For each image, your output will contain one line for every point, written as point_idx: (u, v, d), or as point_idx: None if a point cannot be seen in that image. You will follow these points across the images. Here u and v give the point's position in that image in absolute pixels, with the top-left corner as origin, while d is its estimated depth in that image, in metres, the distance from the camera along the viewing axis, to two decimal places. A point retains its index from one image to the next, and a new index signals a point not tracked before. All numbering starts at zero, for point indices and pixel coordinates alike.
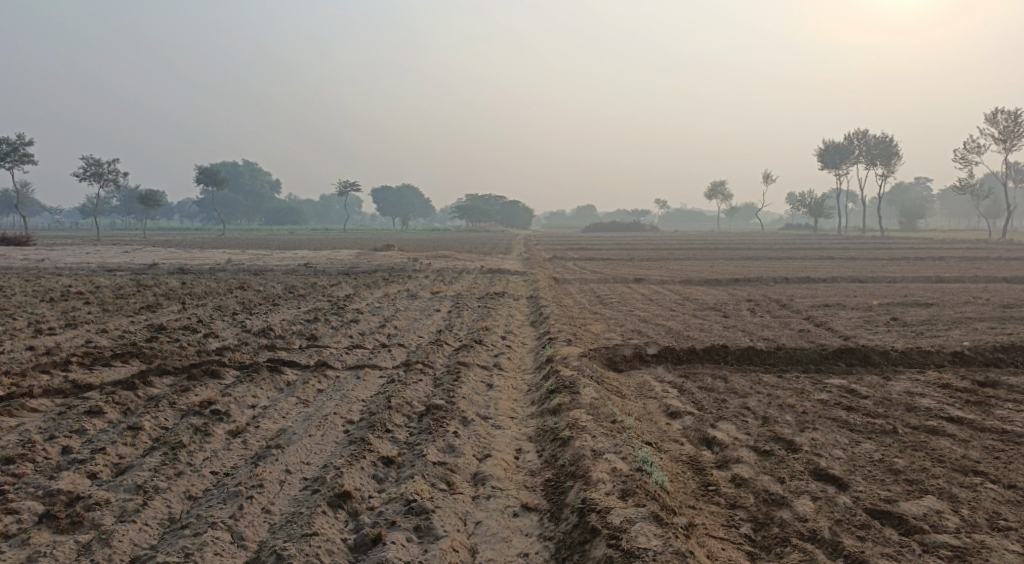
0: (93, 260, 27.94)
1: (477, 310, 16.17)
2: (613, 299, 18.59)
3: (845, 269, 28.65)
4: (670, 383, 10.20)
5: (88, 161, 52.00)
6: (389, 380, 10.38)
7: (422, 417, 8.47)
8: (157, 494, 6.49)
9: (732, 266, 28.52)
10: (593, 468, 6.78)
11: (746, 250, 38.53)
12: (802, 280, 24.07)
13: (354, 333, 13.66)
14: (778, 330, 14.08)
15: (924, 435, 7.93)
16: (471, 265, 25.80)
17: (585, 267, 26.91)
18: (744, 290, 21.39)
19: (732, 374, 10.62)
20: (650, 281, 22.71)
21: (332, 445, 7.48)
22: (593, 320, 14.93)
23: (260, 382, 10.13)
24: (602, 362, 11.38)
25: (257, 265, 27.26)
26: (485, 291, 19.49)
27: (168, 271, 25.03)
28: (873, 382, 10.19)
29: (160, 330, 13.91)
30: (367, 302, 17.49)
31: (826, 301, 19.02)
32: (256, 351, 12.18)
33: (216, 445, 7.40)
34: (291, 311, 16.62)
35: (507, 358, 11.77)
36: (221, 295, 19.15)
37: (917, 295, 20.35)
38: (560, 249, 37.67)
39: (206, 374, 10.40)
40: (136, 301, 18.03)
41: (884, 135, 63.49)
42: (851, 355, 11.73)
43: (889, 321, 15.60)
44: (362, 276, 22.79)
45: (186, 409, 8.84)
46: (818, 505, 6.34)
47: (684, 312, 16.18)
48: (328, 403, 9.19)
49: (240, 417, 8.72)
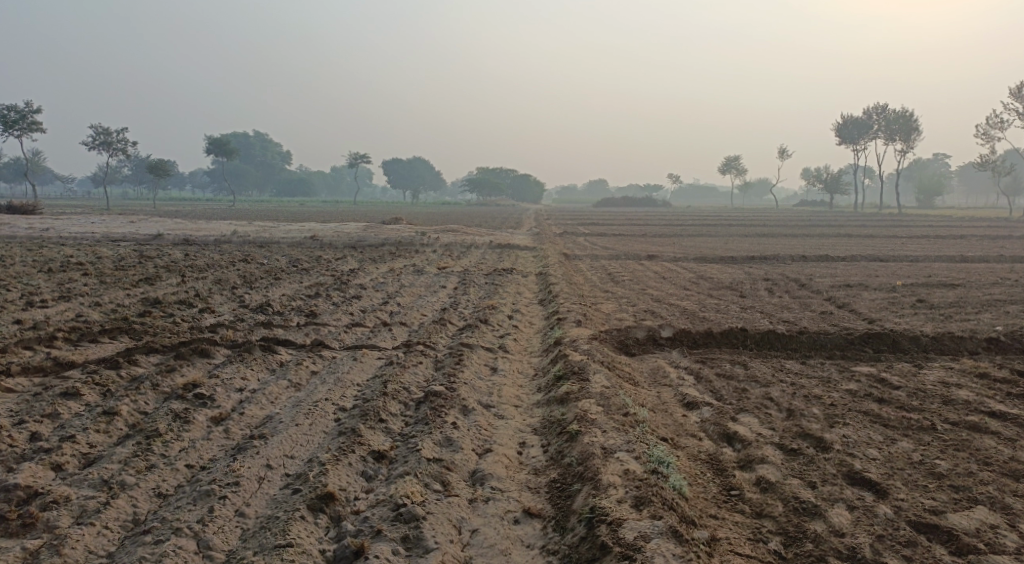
0: (98, 229, 27.40)
1: (485, 286, 15.55)
2: (625, 276, 17.93)
3: (864, 247, 27.85)
4: (686, 370, 9.55)
5: (97, 130, 51.47)
6: (387, 362, 9.77)
7: (419, 405, 7.87)
8: (123, 492, 5.96)
9: (748, 243, 27.80)
10: (604, 470, 6.17)
11: (763, 227, 37.73)
12: (821, 258, 23.32)
13: (355, 310, 13.06)
14: (799, 312, 13.39)
15: (967, 433, 7.27)
16: (480, 239, 25.11)
17: (597, 242, 26.19)
18: (761, 268, 20.67)
19: (752, 360, 9.97)
20: (664, 258, 21.99)
21: (321, 436, 6.89)
22: (604, 299, 14.27)
23: (250, 363, 9.54)
24: (613, 345, 10.75)
25: (262, 237, 26.63)
26: (493, 267, 18.85)
27: (172, 243, 24.46)
28: (904, 371, 9.53)
29: (154, 304, 13.33)
30: (372, 277, 16.87)
31: (846, 281, 18.30)
32: (251, 329, 11.60)
33: (195, 434, 6.80)
34: (292, 286, 15.99)
35: (513, 340, 11.15)
36: (223, 268, 18.55)
37: (942, 276, 19.58)
38: (572, 224, 36.84)
39: (195, 353, 9.81)
40: (135, 273, 17.46)
41: (903, 110, 62.24)
42: (878, 340, 11.05)
43: (915, 303, 14.89)
44: (369, 250, 22.13)
45: (168, 392, 8.25)
46: (856, 517, 5.73)
47: (699, 292, 15.51)
48: (320, 388, 8.60)
49: (225, 402, 8.12)
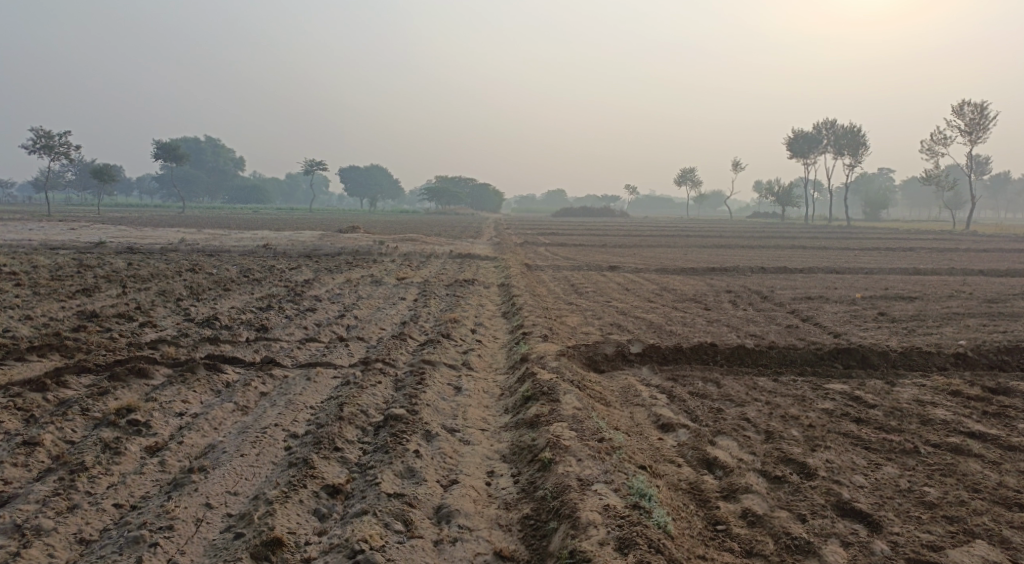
0: (37, 237, 26.31)
1: (444, 298, 15.07)
2: (587, 288, 17.57)
3: (820, 259, 27.89)
4: (657, 388, 9.17)
5: (38, 134, 49.88)
6: (343, 383, 9.24)
7: (379, 430, 7.44)
8: (37, 539, 5.79)
9: (706, 254, 27.65)
10: (582, 505, 5.84)
11: (719, 238, 37.73)
12: (780, 270, 23.22)
13: (309, 323, 12.49)
14: (765, 325, 13.13)
15: (951, 457, 6.99)
16: (438, 249, 24.58)
17: (556, 253, 25.81)
18: (721, 280, 20.47)
19: (723, 378, 9.62)
20: (625, 270, 21.67)
21: (267, 467, 6.64)
22: (568, 312, 13.86)
23: (193, 384, 9.01)
24: (581, 362, 10.37)
25: (211, 245, 25.82)
26: (452, 277, 18.36)
27: (116, 251, 23.56)
28: (878, 389, 9.24)
29: (92, 317, 12.64)
30: (327, 288, 16.28)
31: (808, 293, 18.14)
32: (195, 345, 10.99)
33: (126, 467, 6.62)
34: (242, 297, 15.36)
35: (477, 356, 10.69)
36: (169, 278, 17.82)
37: (900, 289, 19.55)
38: (529, 234, 36.41)
39: (132, 373, 9.28)
40: (74, 283, 16.66)
41: (851, 125, 63.20)
42: (848, 356, 10.80)
43: (877, 316, 14.74)
44: (324, 260, 21.49)
45: (100, 418, 7.69)
46: (851, 554, 5.51)
47: (662, 304, 15.19)
48: (270, 412, 8.07)
49: (162, 429, 7.60)
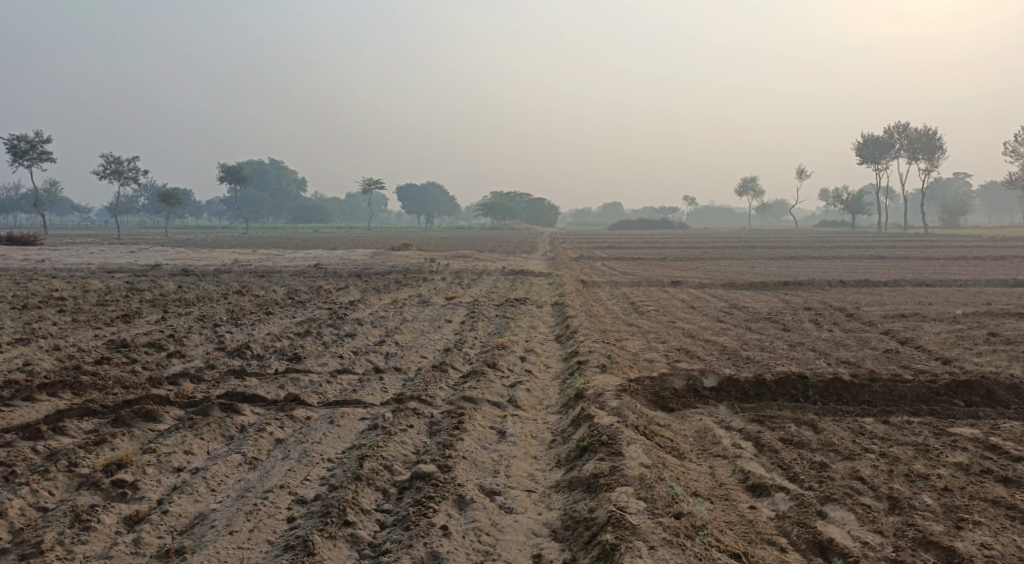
0: (94, 260, 25.75)
1: (495, 320, 13.69)
2: (650, 306, 16.00)
3: (903, 270, 25.73)
4: (741, 433, 7.59)
5: (108, 159, 50.24)
6: (370, 427, 7.89)
7: (403, 493, 6.10)
8: None
9: (779, 266, 25.75)
10: None
11: (790, 249, 35.62)
12: (862, 283, 21.29)
13: (345, 352, 11.20)
14: (858, 350, 11.39)
15: None
16: (492, 266, 23.23)
17: (615, 267, 24.31)
18: (797, 295, 18.71)
19: (821, 420, 8.01)
20: (689, 285, 20.04)
21: (260, 550, 5.47)
22: (630, 336, 12.32)
23: (202, 430, 7.75)
24: (647, 400, 8.84)
25: (264, 266, 24.89)
26: (505, 296, 16.98)
27: (169, 273, 22.75)
28: (1016, 435, 7.52)
29: (120, 347, 11.55)
30: (371, 311, 15.03)
31: (897, 309, 16.26)
32: (219, 379, 9.79)
33: (92, 549, 5.50)
34: (282, 322, 14.19)
35: (526, 391, 9.25)
36: (213, 301, 16.79)
37: (1001, 303, 17.52)
38: (587, 248, 34.76)
39: (138, 417, 8.11)
40: (114, 308, 15.72)
41: (926, 128, 60.21)
42: (969, 389, 9.02)
43: (987, 335, 12.83)
44: (373, 279, 20.33)
45: (86, 475, 6.37)
46: None
47: (737, 325, 13.54)
48: (279, 466, 6.74)
49: (151, 492, 6.25)
